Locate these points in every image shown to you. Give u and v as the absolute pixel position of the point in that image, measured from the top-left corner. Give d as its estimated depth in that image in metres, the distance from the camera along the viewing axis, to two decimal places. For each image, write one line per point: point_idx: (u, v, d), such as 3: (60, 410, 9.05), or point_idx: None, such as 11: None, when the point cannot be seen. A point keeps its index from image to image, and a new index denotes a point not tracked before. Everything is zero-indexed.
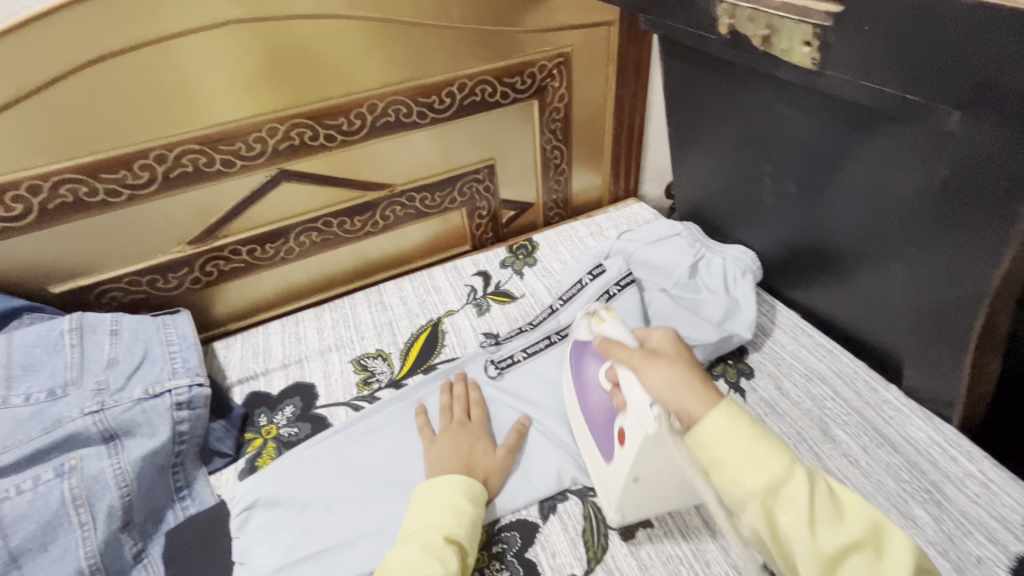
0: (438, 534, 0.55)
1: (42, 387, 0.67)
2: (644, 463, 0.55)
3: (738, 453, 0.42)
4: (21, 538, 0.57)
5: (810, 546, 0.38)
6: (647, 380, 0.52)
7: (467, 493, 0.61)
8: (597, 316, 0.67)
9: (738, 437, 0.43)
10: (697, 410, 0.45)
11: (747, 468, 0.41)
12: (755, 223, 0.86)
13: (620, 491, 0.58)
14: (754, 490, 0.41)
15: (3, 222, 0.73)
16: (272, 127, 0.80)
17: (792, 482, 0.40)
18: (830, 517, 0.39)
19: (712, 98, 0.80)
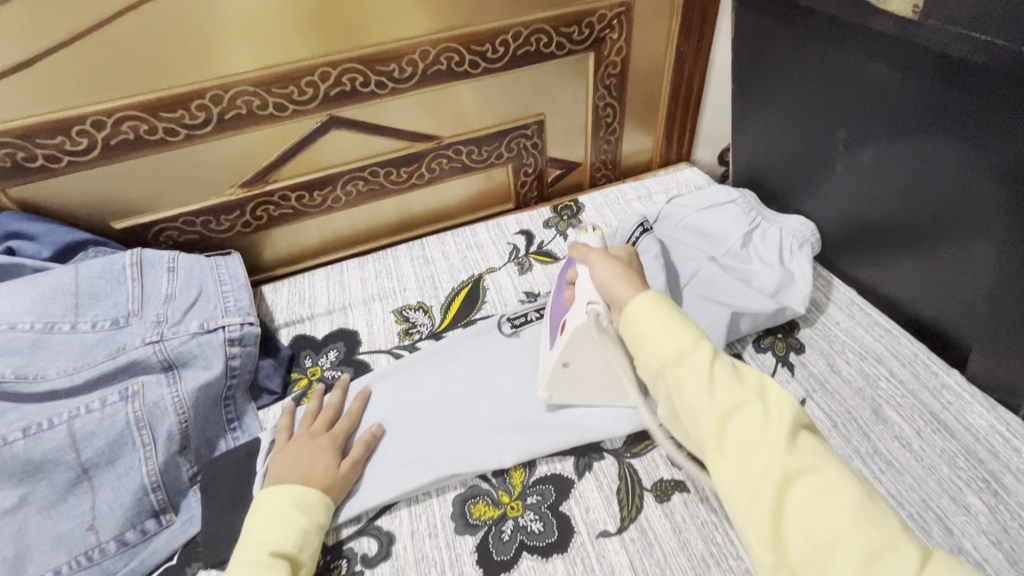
0: (263, 552, 0.53)
1: (106, 316, 0.71)
2: (574, 351, 0.62)
3: (656, 329, 0.50)
4: (91, 452, 0.61)
5: (706, 400, 0.45)
6: (597, 272, 0.60)
7: (298, 502, 0.58)
8: (580, 230, 0.70)
9: (657, 316, 0.51)
10: (655, 318, 0.50)
11: (664, 339, 0.49)
12: (821, 192, 0.81)
13: (549, 374, 0.66)
14: (664, 359, 0.48)
15: (70, 155, 0.75)
16: (324, 71, 0.79)
17: (698, 355, 0.47)
18: (732, 387, 0.46)
19: (787, 54, 0.75)
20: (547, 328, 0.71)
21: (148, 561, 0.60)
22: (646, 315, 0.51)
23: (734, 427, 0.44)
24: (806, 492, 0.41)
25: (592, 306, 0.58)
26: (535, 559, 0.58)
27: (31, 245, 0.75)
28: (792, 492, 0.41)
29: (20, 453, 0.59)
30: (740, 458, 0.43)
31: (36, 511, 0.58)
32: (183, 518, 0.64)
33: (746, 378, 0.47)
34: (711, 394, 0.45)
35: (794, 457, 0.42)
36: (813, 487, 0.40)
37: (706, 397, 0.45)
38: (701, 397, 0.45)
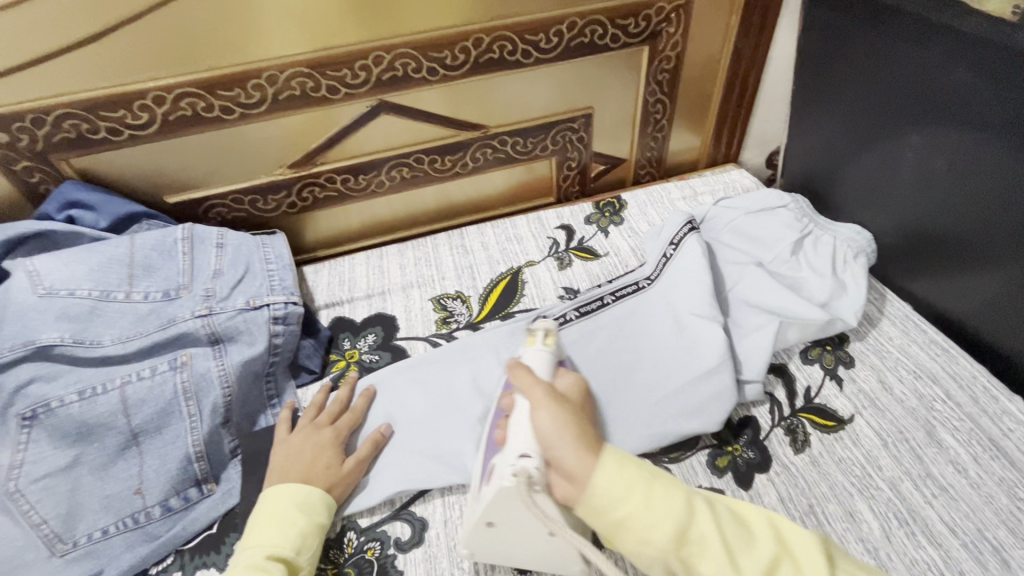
0: (262, 554, 0.52)
1: (158, 288, 0.72)
2: (497, 511, 0.48)
3: (641, 507, 0.43)
4: (141, 419, 0.63)
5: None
6: (541, 417, 0.51)
7: (299, 504, 0.58)
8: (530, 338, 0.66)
9: (632, 486, 0.44)
10: (640, 502, 0.43)
11: (655, 520, 0.43)
12: (881, 201, 0.77)
13: (468, 529, 0.51)
14: (665, 544, 0.42)
15: (131, 129, 0.77)
16: (378, 56, 0.79)
17: (698, 523, 0.43)
18: (740, 544, 0.43)
19: (863, 53, 0.72)
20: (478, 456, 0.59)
21: (189, 528, 0.62)
22: (621, 496, 0.44)
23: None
24: None
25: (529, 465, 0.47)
26: None
27: (90, 215, 0.78)
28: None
29: (76, 414, 0.61)
30: None
31: (87, 472, 0.61)
32: (223, 489, 0.66)
33: (755, 530, 0.44)
34: (739, 568, 0.42)
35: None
36: None
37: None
38: None
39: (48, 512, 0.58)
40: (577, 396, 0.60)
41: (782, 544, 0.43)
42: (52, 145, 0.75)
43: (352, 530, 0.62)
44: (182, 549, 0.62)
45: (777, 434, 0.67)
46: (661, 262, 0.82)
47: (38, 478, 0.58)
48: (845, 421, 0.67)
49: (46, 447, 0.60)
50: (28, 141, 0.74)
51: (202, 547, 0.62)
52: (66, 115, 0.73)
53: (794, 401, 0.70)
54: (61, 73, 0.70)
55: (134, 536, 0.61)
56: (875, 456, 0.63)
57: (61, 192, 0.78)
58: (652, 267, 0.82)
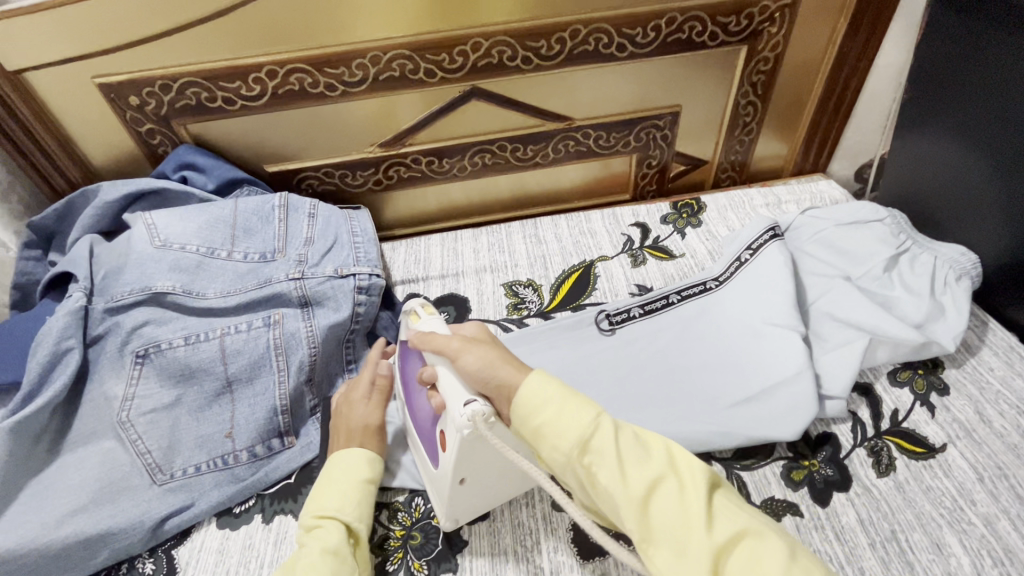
0: (319, 513, 0.56)
1: (256, 249, 0.77)
2: (466, 465, 0.53)
3: (557, 411, 0.45)
4: (236, 368, 0.68)
5: (622, 490, 0.42)
6: (462, 364, 0.51)
7: (335, 466, 0.59)
8: (415, 314, 0.63)
9: (551, 398, 0.46)
10: (563, 412, 0.45)
11: (563, 427, 0.44)
12: (995, 222, 0.72)
13: (450, 496, 0.56)
14: (569, 450, 0.44)
15: (243, 100, 0.82)
16: (477, 42, 0.81)
17: (602, 438, 0.44)
18: (637, 460, 0.43)
19: (995, 58, 0.67)
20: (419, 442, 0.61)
21: (271, 475, 0.66)
22: (541, 404, 0.46)
23: (657, 514, 0.41)
24: (750, 553, 0.39)
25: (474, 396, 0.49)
26: (632, 550, 0.58)
27: (200, 177, 0.84)
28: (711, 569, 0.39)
29: (181, 357, 0.66)
30: (669, 540, 0.40)
31: (187, 412, 0.66)
32: (302, 443, 0.69)
33: (654, 448, 0.45)
34: (625, 479, 0.42)
35: (721, 525, 0.40)
36: (747, 559, 0.39)
37: (620, 485, 0.42)
38: (617, 486, 0.42)
39: (153, 443, 0.63)
40: (484, 333, 0.57)
41: (671, 469, 0.43)
42: (174, 111, 0.82)
43: (420, 497, 0.64)
44: (263, 494, 0.66)
45: (859, 453, 0.64)
46: (733, 266, 0.80)
47: (146, 411, 0.64)
48: (936, 449, 0.63)
49: (154, 384, 0.65)
50: (154, 105, 0.81)
51: (282, 494, 0.66)
52: (190, 83, 0.79)
53: (879, 423, 0.66)
54: (190, 43, 0.76)
55: (222, 476, 0.65)
56: (969, 489, 0.60)
57: (178, 154, 0.84)
58: (723, 268, 0.81)
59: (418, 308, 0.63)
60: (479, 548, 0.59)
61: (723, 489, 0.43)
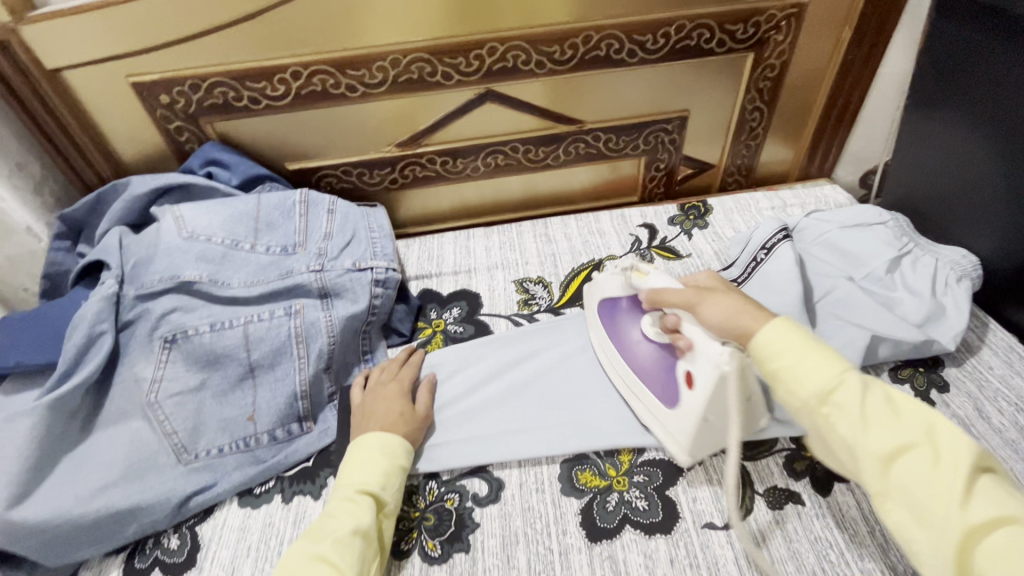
0: (353, 489, 0.59)
1: (278, 243, 0.80)
2: (716, 405, 0.57)
3: (793, 362, 0.50)
4: (258, 354, 0.71)
5: (864, 444, 0.46)
6: (704, 312, 0.58)
7: (381, 446, 0.63)
8: (635, 270, 0.68)
9: (789, 346, 0.51)
10: (802, 362, 0.50)
11: (805, 377, 0.49)
12: (995, 225, 0.74)
13: (698, 430, 0.59)
14: (808, 397, 0.49)
15: (268, 100, 0.86)
16: (493, 46, 0.84)
17: (845, 392, 0.48)
18: (884, 419, 0.46)
19: (993, 66, 0.69)
20: (646, 387, 0.66)
21: (290, 457, 0.69)
22: (777, 352, 0.51)
23: (899, 472, 0.44)
24: (1001, 535, 0.40)
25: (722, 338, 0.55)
26: (637, 533, 0.60)
27: (225, 173, 0.88)
28: (955, 540, 0.41)
29: (207, 343, 0.69)
30: (905, 498, 0.44)
31: (211, 395, 0.69)
32: (320, 428, 0.72)
33: (911, 415, 0.47)
34: (870, 440, 0.46)
35: (969, 506, 0.41)
36: (1002, 541, 0.40)
37: (861, 438, 0.46)
38: (857, 438, 0.46)
39: (179, 425, 0.66)
40: (716, 280, 0.64)
41: (932, 441, 0.45)
42: (201, 109, 0.85)
43: (433, 481, 0.66)
44: (282, 476, 0.68)
45: None
46: (750, 264, 0.84)
47: (173, 394, 0.67)
48: None
49: (181, 368, 0.68)
50: (183, 104, 0.84)
51: (300, 476, 0.68)
52: (218, 83, 0.83)
53: None
54: (219, 45, 0.79)
55: (244, 457, 0.68)
56: None
57: (204, 150, 0.88)
58: (739, 270, 0.84)
59: (633, 268, 0.68)
60: (491, 530, 0.61)
61: (994, 473, 0.44)
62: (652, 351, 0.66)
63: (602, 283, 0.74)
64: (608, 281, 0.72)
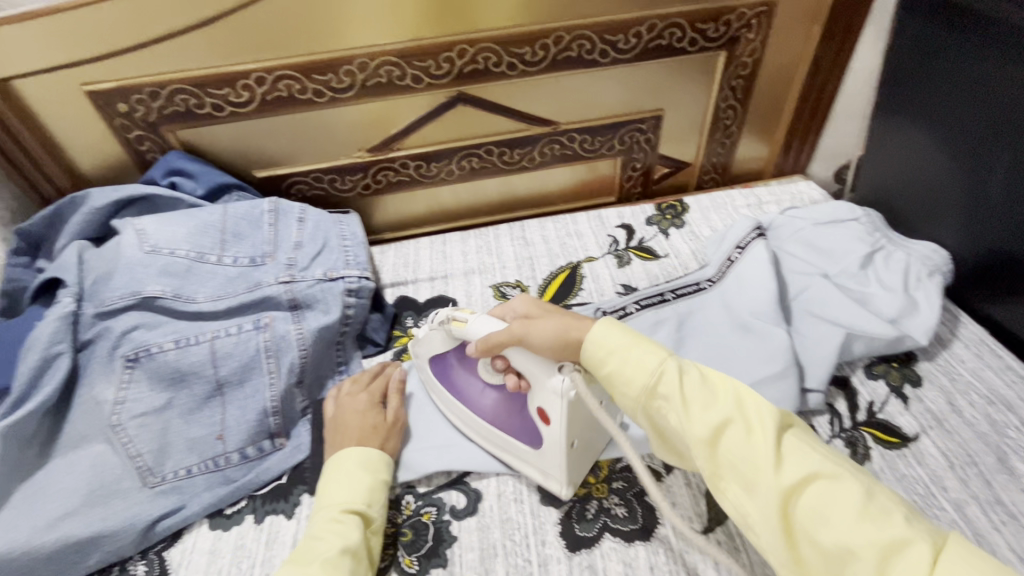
0: (337, 509, 0.57)
1: (246, 254, 0.78)
2: (575, 426, 0.57)
3: (627, 356, 0.51)
4: (226, 371, 0.69)
5: (688, 429, 0.47)
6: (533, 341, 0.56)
7: (363, 462, 0.61)
8: (453, 322, 0.61)
9: (624, 344, 0.52)
10: (630, 356, 0.51)
11: (632, 373, 0.50)
12: (963, 220, 0.75)
13: (569, 458, 0.59)
14: (639, 391, 0.50)
15: (232, 106, 0.83)
16: (463, 49, 0.82)
17: (667, 382, 0.49)
18: (699, 403, 0.47)
19: (956, 61, 0.70)
20: (501, 437, 0.64)
21: (262, 476, 0.67)
22: (622, 351, 0.52)
23: (724, 450, 0.45)
24: (818, 491, 0.41)
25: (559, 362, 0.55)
26: (617, 541, 0.59)
27: (190, 183, 0.85)
28: (778, 503, 0.42)
29: (171, 361, 0.67)
30: (736, 476, 0.44)
31: (177, 414, 0.66)
32: (292, 444, 0.70)
33: (721, 392, 0.47)
34: (690, 421, 0.47)
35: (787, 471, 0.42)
36: (816, 499, 0.41)
37: (687, 423, 0.47)
38: (684, 424, 0.47)
39: (144, 446, 0.64)
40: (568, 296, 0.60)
41: (739, 411, 0.46)
42: (162, 118, 0.83)
43: (410, 494, 0.65)
44: (254, 495, 0.66)
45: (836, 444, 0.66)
46: (726, 263, 0.83)
47: (137, 414, 0.65)
48: (908, 439, 0.66)
49: (145, 387, 0.66)
50: (143, 112, 0.82)
51: (273, 495, 0.66)
52: (179, 90, 0.80)
53: (855, 415, 0.69)
54: (178, 51, 0.77)
55: (214, 477, 0.66)
56: (940, 477, 0.62)
57: (167, 160, 0.85)
58: (715, 269, 0.83)
59: (451, 318, 0.61)
60: (469, 543, 0.60)
61: (795, 430, 0.46)
62: (494, 400, 0.64)
63: (426, 342, 0.65)
64: (428, 342, 0.65)
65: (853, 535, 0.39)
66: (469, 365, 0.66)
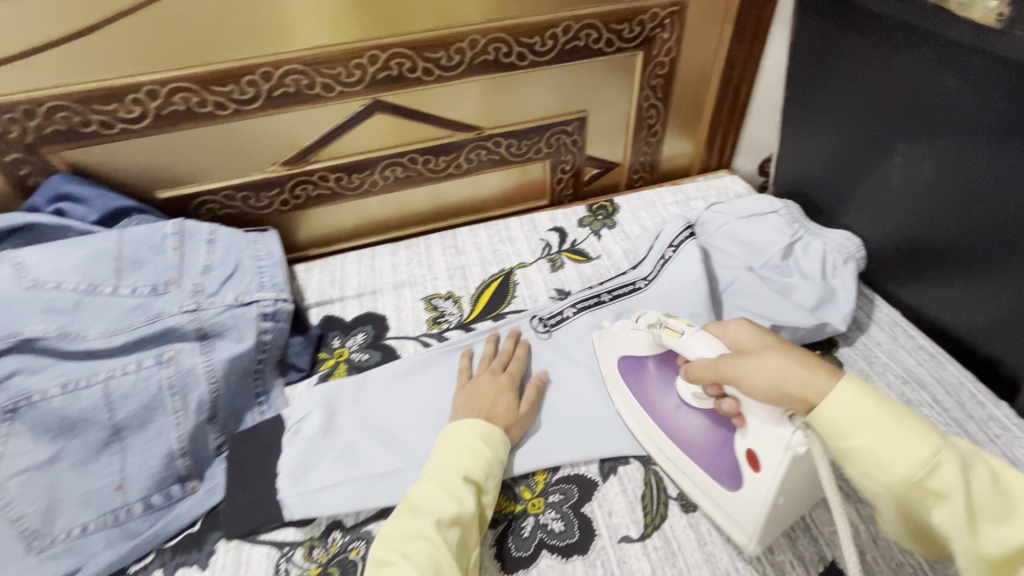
0: (457, 474, 0.56)
1: (146, 282, 0.72)
2: (791, 487, 0.49)
3: (860, 418, 0.42)
4: (124, 414, 0.63)
5: (897, 508, 0.41)
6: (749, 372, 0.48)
7: (484, 435, 0.60)
8: (666, 329, 0.59)
9: (857, 410, 0.42)
10: (866, 426, 0.42)
11: (868, 447, 0.41)
12: (870, 207, 0.78)
13: (769, 515, 0.50)
14: (861, 466, 0.42)
15: (122, 123, 0.77)
16: (373, 55, 0.79)
17: (901, 463, 0.40)
18: (937, 490, 0.40)
19: (850, 58, 0.72)
20: (697, 469, 0.58)
21: (171, 526, 0.61)
22: (847, 420, 0.42)
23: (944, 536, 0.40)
24: None
25: (787, 412, 0.47)
26: (553, 558, 0.57)
27: (79, 209, 0.77)
28: (894, 497, 0.41)
29: (58, 408, 0.60)
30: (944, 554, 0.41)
31: (69, 467, 0.60)
32: (206, 487, 0.65)
33: (963, 483, 0.40)
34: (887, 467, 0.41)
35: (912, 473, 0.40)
36: None
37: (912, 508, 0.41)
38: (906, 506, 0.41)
39: (27, 507, 0.57)
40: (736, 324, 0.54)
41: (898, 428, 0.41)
42: (42, 138, 0.75)
43: (337, 530, 0.61)
44: (163, 548, 0.61)
45: None
46: (659, 263, 0.83)
47: (17, 472, 0.57)
48: None
49: (27, 440, 0.59)
50: (17, 133, 0.74)
51: (185, 545, 0.61)
52: (58, 107, 0.73)
53: None
54: (52, 64, 0.70)
55: (115, 533, 0.60)
56: None
57: (51, 184, 0.77)
58: (649, 268, 0.83)
59: (663, 325, 0.60)
60: None
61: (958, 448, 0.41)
62: (696, 425, 0.59)
63: (625, 341, 0.68)
64: (635, 338, 0.66)
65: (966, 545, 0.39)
66: (671, 380, 0.63)
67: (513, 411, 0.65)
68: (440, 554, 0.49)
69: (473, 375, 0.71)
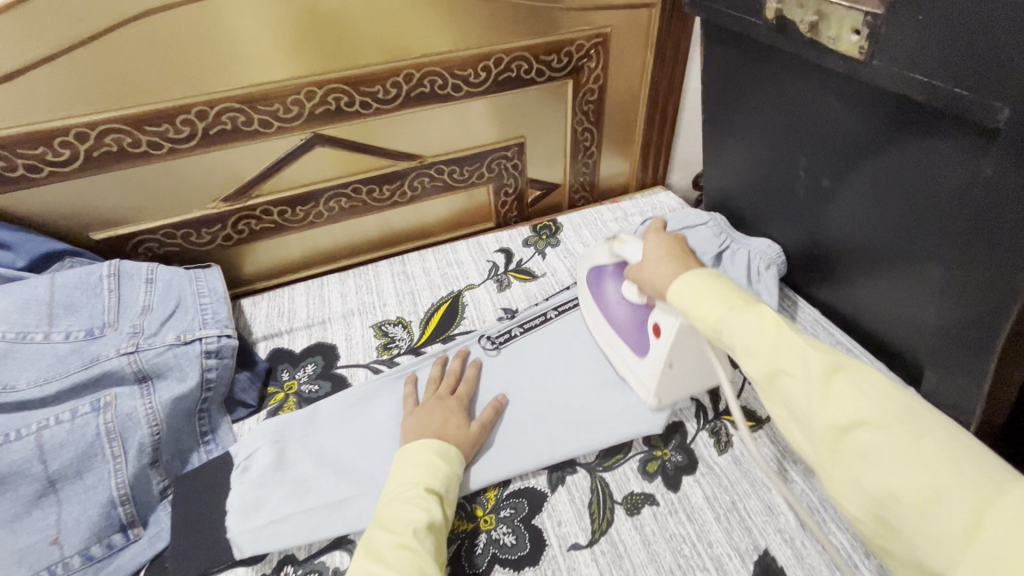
0: (419, 488, 0.57)
1: (81, 326, 0.70)
2: (677, 352, 0.63)
3: (744, 325, 0.47)
4: (59, 465, 0.60)
5: (806, 413, 0.42)
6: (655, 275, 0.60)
7: (439, 450, 0.62)
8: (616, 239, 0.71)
9: (739, 318, 0.48)
10: (745, 328, 0.47)
11: (746, 344, 0.47)
12: (785, 217, 0.85)
13: (662, 375, 0.66)
14: (757, 369, 0.46)
15: (51, 166, 0.75)
16: (310, 91, 0.81)
17: (787, 360, 0.44)
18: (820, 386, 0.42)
19: (750, 84, 0.79)
20: (622, 340, 0.72)
21: None
22: (726, 320, 0.49)
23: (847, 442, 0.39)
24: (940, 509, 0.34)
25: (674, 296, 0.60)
26: (506, 572, 0.59)
27: (6, 255, 0.74)
28: (822, 441, 0.41)
29: None
30: (852, 473, 0.39)
31: None
32: (150, 533, 0.63)
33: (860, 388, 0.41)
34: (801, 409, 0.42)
35: (835, 413, 0.40)
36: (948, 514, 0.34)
37: (806, 405, 0.42)
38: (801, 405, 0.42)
39: None
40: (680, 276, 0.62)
41: (803, 354, 0.44)
42: None
43: (289, 564, 0.60)
44: None
45: (703, 436, 0.69)
46: None
47: None
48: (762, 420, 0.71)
49: None
50: None
51: None
52: None
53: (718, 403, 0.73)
54: None
55: None
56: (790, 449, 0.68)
57: None
58: None
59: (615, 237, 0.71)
60: None
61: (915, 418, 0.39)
62: (625, 310, 0.71)
63: (590, 252, 0.77)
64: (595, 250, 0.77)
65: (892, 480, 0.37)
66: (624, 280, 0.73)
67: (462, 430, 0.66)
68: (423, 561, 0.50)
69: (419, 402, 0.72)
